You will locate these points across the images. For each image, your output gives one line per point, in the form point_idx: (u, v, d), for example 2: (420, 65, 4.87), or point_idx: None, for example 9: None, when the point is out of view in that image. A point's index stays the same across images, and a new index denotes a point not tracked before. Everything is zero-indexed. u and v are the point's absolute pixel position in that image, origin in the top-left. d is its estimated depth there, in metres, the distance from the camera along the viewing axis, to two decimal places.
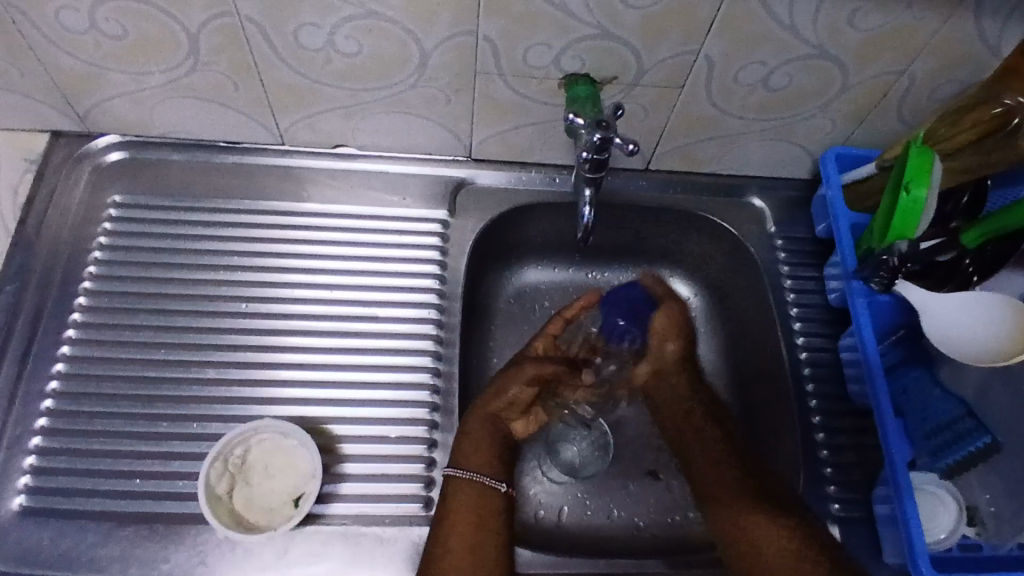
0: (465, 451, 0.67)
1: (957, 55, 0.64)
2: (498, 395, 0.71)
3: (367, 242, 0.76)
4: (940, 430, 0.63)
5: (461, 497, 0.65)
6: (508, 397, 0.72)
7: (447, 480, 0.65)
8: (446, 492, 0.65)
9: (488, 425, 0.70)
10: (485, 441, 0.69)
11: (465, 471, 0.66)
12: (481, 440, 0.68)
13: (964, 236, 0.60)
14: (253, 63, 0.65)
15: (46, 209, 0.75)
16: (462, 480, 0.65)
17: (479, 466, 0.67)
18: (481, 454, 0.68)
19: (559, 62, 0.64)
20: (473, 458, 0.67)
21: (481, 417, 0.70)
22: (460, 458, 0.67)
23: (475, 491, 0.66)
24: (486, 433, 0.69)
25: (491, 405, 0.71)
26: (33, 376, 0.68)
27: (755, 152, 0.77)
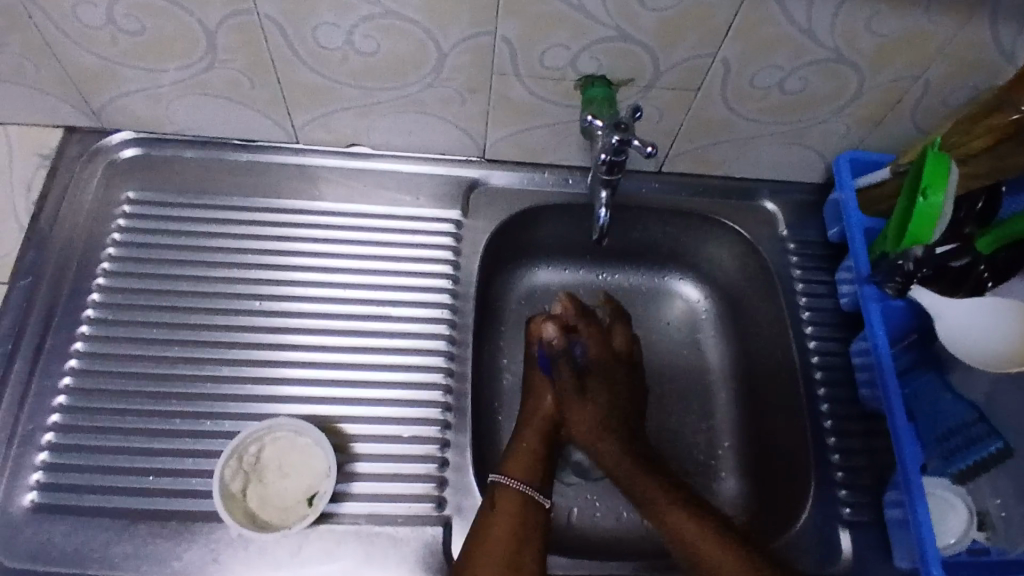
0: (515, 460, 0.68)
1: (972, 61, 0.64)
2: (539, 396, 0.74)
3: (380, 241, 0.76)
4: (951, 434, 0.64)
5: (507, 501, 0.64)
6: (542, 385, 0.75)
7: (495, 487, 0.65)
8: (493, 497, 0.64)
9: (543, 430, 0.71)
10: (537, 446, 0.70)
11: (514, 480, 0.65)
12: (537, 445, 0.70)
13: (978, 241, 0.60)
14: (269, 61, 0.65)
15: (59, 205, 0.75)
16: (511, 487, 0.65)
17: (530, 475, 0.67)
18: (533, 457, 0.68)
19: (575, 63, 0.65)
20: (521, 468, 0.67)
21: (535, 423, 0.72)
22: (507, 468, 0.67)
23: (521, 498, 0.64)
24: (538, 437, 0.71)
25: (542, 406, 0.73)
26: (46, 372, 0.68)
27: (768, 155, 0.77)
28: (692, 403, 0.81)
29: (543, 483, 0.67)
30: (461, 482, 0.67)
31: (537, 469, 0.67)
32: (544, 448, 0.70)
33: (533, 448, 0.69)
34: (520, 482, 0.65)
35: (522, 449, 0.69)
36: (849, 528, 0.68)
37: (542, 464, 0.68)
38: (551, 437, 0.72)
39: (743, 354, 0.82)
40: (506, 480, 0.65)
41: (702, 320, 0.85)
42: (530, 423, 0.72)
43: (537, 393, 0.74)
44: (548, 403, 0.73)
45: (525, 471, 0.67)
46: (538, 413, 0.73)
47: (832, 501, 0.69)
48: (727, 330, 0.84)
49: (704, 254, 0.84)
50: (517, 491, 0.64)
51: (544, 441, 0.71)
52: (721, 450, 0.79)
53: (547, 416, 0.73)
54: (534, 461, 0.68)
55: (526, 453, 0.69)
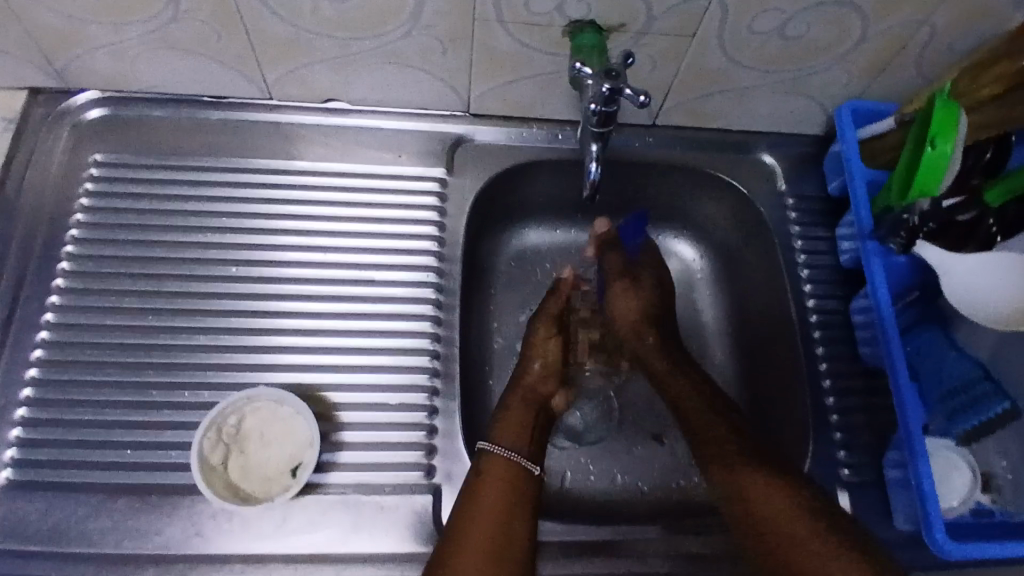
0: (503, 430, 0.65)
1: (983, 2, 0.60)
2: (528, 363, 0.71)
3: (361, 202, 0.73)
4: (956, 394, 0.62)
5: (494, 469, 0.62)
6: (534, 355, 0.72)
7: (482, 455, 0.63)
8: (479, 465, 0.62)
9: (528, 397, 0.69)
10: (525, 414, 0.67)
11: (500, 447, 0.63)
12: (522, 413, 0.67)
13: (988, 194, 0.55)
14: (236, 11, 0.61)
15: (23, 169, 0.71)
16: (499, 456, 0.62)
17: (521, 442, 0.65)
18: (522, 428, 0.66)
19: (564, 8, 0.60)
20: (511, 437, 0.65)
21: (519, 392, 0.69)
22: (496, 435, 0.65)
23: (512, 467, 0.62)
24: (525, 411, 0.68)
25: (529, 374, 0.71)
26: (17, 345, 0.65)
27: (767, 106, 0.73)
28: None
29: (533, 451, 0.65)
30: (450, 450, 0.65)
31: (529, 437, 0.65)
32: (530, 417, 0.67)
33: (518, 416, 0.67)
34: (509, 452, 0.63)
35: (507, 416, 0.67)
36: (847, 489, 0.66)
37: (531, 433, 0.66)
38: (538, 406, 0.69)
39: (740, 314, 0.79)
40: (496, 449, 0.63)
41: (698, 279, 0.83)
42: (517, 386, 0.70)
43: (528, 358, 0.72)
44: (536, 369, 0.71)
45: (516, 439, 0.65)
46: (521, 383, 0.70)
47: (830, 462, 0.68)
48: (724, 290, 0.81)
49: (700, 211, 0.81)
50: (506, 456, 0.63)
51: (529, 408, 0.68)
52: None
53: (531, 384, 0.70)
54: (523, 428, 0.66)
55: (514, 421, 0.66)
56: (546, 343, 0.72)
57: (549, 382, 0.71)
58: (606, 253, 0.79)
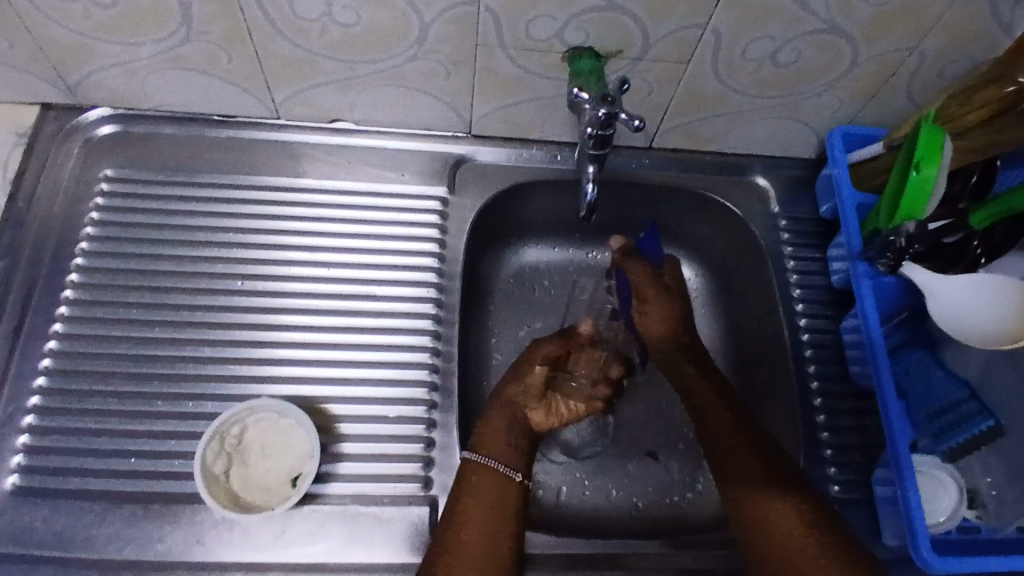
0: (483, 437, 0.66)
1: (968, 32, 0.62)
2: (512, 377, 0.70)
3: (364, 219, 0.75)
4: (943, 413, 0.63)
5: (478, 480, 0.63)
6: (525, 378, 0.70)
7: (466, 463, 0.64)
8: (463, 476, 0.63)
9: (505, 410, 0.68)
10: (502, 425, 0.67)
11: (481, 455, 0.64)
12: (497, 423, 0.67)
13: (972, 217, 0.58)
14: (247, 33, 0.63)
15: (36, 183, 0.73)
16: (480, 465, 0.63)
17: (506, 452, 0.65)
18: (504, 437, 0.66)
19: (563, 34, 0.63)
20: (503, 450, 0.65)
21: (498, 403, 0.68)
22: (482, 443, 0.65)
23: (499, 479, 0.63)
24: (505, 423, 0.67)
25: (507, 387, 0.70)
26: (25, 354, 0.67)
27: (760, 129, 0.76)
28: None
29: (517, 461, 0.65)
30: (448, 463, 0.67)
31: (513, 447, 0.66)
32: (508, 427, 0.67)
33: (494, 426, 0.66)
34: (499, 463, 0.64)
35: (487, 425, 0.67)
36: (838, 505, 0.67)
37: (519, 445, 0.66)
38: (515, 418, 0.68)
39: (735, 332, 0.81)
40: (483, 458, 0.64)
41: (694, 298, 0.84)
42: (500, 395, 0.69)
43: (516, 370, 0.71)
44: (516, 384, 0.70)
45: (499, 447, 0.65)
46: (501, 397, 0.69)
47: (821, 478, 0.69)
48: (719, 309, 0.83)
49: (695, 230, 0.83)
50: (494, 469, 0.63)
51: (506, 419, 0.67)
52: None
53: (507, 398, 0.69)
54: (510, 441, 0.66)
55: (494, 430, 0.66)
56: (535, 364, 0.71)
57: (529, 398, 0.69)
58: (628, 262, 0.76)
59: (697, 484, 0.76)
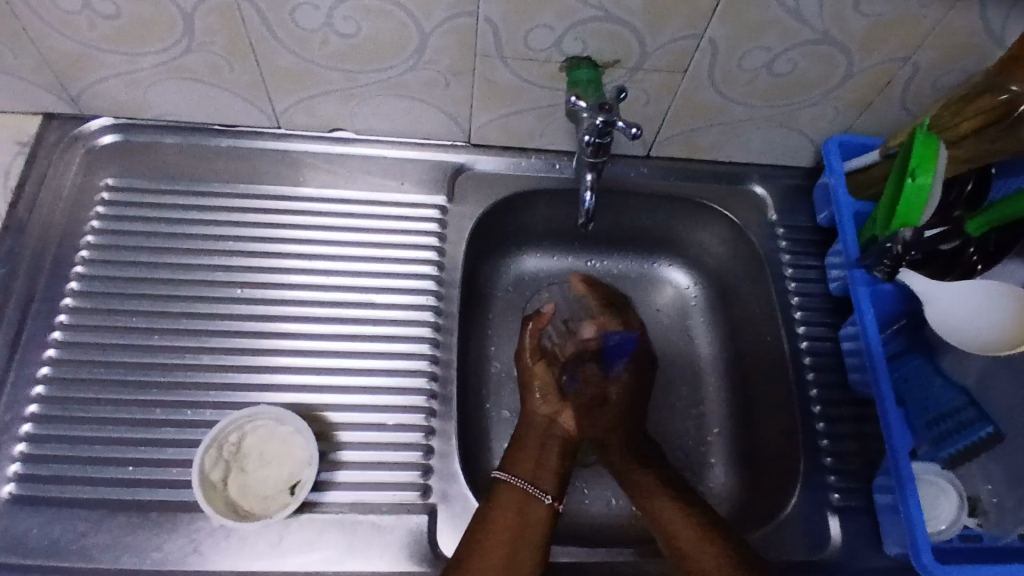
0: (518, 458, 0.67)
1: (962, 44, 0.63)
2: (530, 397, 0.71)
3: (364, 228, 0.75)
4: (943, 419, 0.62)
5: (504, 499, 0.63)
6: (536, 382, 0.71)
7: (496, 483, 0.64)
8: (491, 493, 0.64)
9: (541, 428, 0.69)
10: (543, 447, 0.68)
11: (508, 474, 0.65)
12: (536, 443, 0.68)
13: (970, 223, 0.60)
14: (249, 44, 0.64)
15: (36, 192, 0.73)
16: (507, 482, 0.64)
17: (534, 470, 0.66)
18: (536, 456, 0.67)
19: (561, 45, 0.63)
20: (525, 466, 0.66)
21: (534, 429, 0.69)
22: (510, 464, 0.66)
23: (524, 495, 0.63)
24: (538, 438, 0.68)
25: (536, 407, 0.70)
26: (24, 362, 0.67)
27: (758, 139, 0.76)
28: (682, 393, 0.80)
29: (551, 483, 0.65)
30: (447, 471, 0.66)
31: (545, 467, 0.66)
32: (542, 445, 0.68)
33: (533, 447, 0.67)
34: (519, 478, 0.65)
35: (523, 449, 0.68)
36: (837, 513, 0.67)
37: (548, 467, 0.66)
38: (550, 433, 0.69)
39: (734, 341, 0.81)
40: (505, 476, 0.65)
41: (692, 307, 0.84)
42: (533, 412, 0.70)
43: (527, 387, 0.72)
44: (537, 396, 0.71)
45: (528, 466, 0.66)
46: (532, 417, 0.70)
47: (820, 487, 0.69)
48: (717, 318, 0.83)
49: (693, 238, 0.83)
50: (515, 484, 0.64)
51: (544, 436, 0.69)
52: (711, 436, 0.78)
53: (541, 416, 0.69)
54: (537, 456, 0.67)
55: (529, 451, 0.67)
56: (539, 367, 0.72)
57: (554, 404, 0.70)
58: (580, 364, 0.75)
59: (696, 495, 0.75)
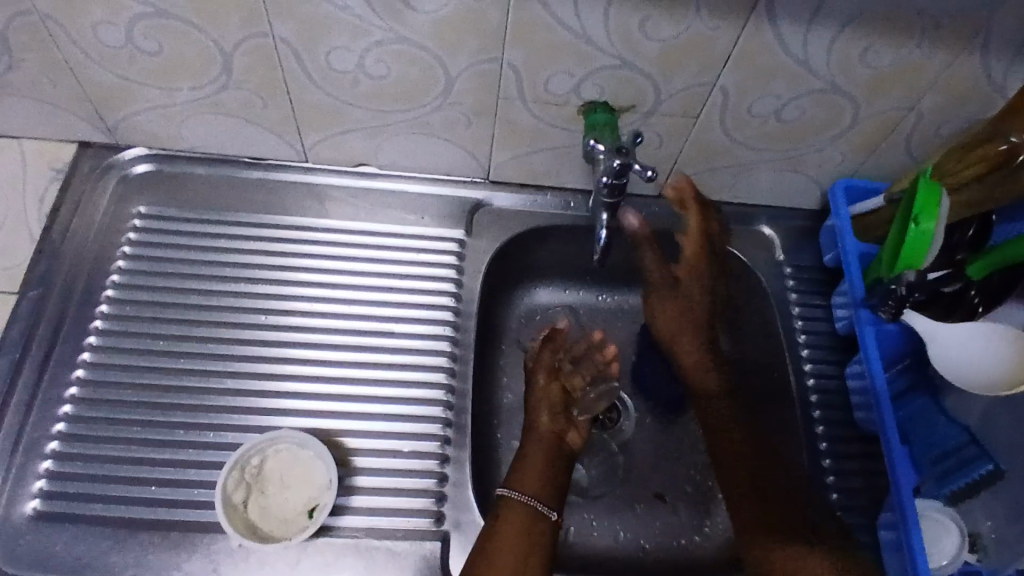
0: (524, 476, 0.66)
1: (963, 94, 0.66)
2: (536, 415, 0.72)
3: (384, 259, 0.78)
4: (947, 456, 0.66)
5: (512, 519, 0.63)
6: (540, 406, 0.72)
7: (502, 500, 0.65)
8: (497, 512, 0.64)
9: (547, 445, 0.70)
10: (549, 464, 0.68)
11: (517, 492, 0.65)
12: (543, 461, 0.68)
13: (971, 266, 0.61)
14: (283, 83, 0.67)
15: (71, 217, 0.76)
16: (517, 501, 0.64)
17: (540, 488, 0.66)
18: (542, 474, 0.67)
19: (580, 90, 0.67)
20: (531, 483, 0.66)
21: (541, 445, 0.70)
22: (515, 481, 0.66)
23: (530, 514, 0.63)
24: (545, 455, 0.69)
25: (542, 424, 0.71)
26: (53, 382, 0.69)
27: (767, 181, 0.79)
28: (692, 427, 0.82)
29: (551, 497, 0.66)
30: (460, 498, 0.68)
31: (549, 485, 0.66)
32: (549, 463, 0.68)
33: (539, 465, 0.68)
34: (526, 496, 0.65)
35: (528, 464, 0.68)
36: None
37: (552, 482, 0.67)
38: (558, 451, 0.70)
39: None
40: (514, 494, 0.65)
41: None
42: (540, 428, 0.71)
43: (534, 408, 0.72)
44: (546, 417, 0.71)
45: (537, 487, 0.66)
46: (538, 431, 0.70)
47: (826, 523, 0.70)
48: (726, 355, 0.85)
49: None
50: (523, 501, 0.64)
51: (550, 454, 0.69)
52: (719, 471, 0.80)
53: (550, 432, 0.70)
54: (544, 476, 0.67)
55: (535, 468, 0.67)
56: (550, 386, 0.73)
57: (560, 421, 0.72)
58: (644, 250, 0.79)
59: (704, 528, 0.77)
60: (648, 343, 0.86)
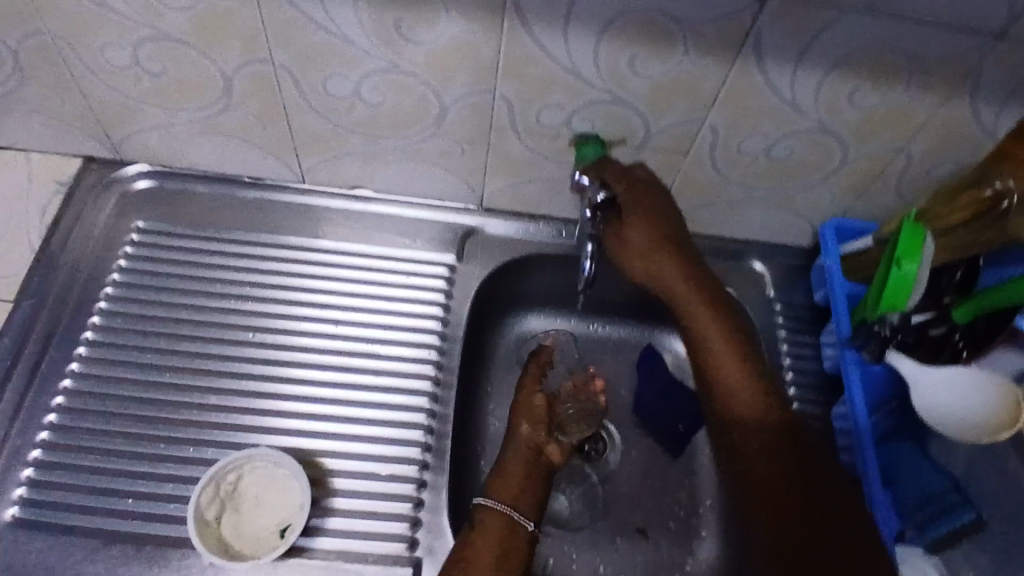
0: (503, 483, 0.66)
1: (954, 136, 0.66)
2: (516, 424, 0.70)
3: (375, 282, 0.78)
4: (929, 502, 0.63)
5: (489, 526, 0.63)
6: (520, 417, 0.71)
7: (479, 508, 0.64)
8: (474, 519, 0.64)
9: (526, 456, 0.68)
10: (527, 475, 0.67)
11: (494, 500, 0.64)
12: (521, 472, 0.67)
13: (955, 309, 0.61)
14: (281, 107, 0.69)
15: (71, 229, 0.78)
16: (492, 508, 0.64)
17: (518, 496, 0.65)
18: (519, 484, 0.66)
19: (571, 122, 0.68)
20: (507, 491, 0.65)
21: (519, 454, 0.68)
22: (493, 490, 0.66)
23: (506, 523, 0.63)
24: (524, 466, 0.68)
25: (522, 434, 0.70)
26: (41, 390, 0.70)
27: (758, 218, 0.79)
28: (679, 461, 0.81)
29: (529, 509, 0.65)
30: (435, 524, 0.67)
31: (526, 496, 0.66)
32: (528, 474, 0.67)
33: (518, 475, 0.67)
34: (503, 504, 0.64)
35: (506, 472, 0.67)
36: None
37: (529, 493, 0.66)
38: (537, 462, 0.68)
39: None
40: (491, 503, 0.64)
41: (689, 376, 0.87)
42: (519, 436, 0.69)
43: (515, 419, 0.71)
44: (524, 428, 0.70)
45: (514, 495, 0.65)
46: (517, 441, 0.69)
47: None
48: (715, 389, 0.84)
49: None
50: (499, 509, 0.64)
51: (529, 464, 0.68)
52: (703, 507, 0.79)
53: (529, 444, 0.69)
54: (522, 486, 0.66)
55: (512, 480, 0.66)
56: (534, 397, 0.73)
57: (541, 432, 0.70)
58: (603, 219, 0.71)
59: (684, 566, 0.76)
60: (636, 374, 0.86)
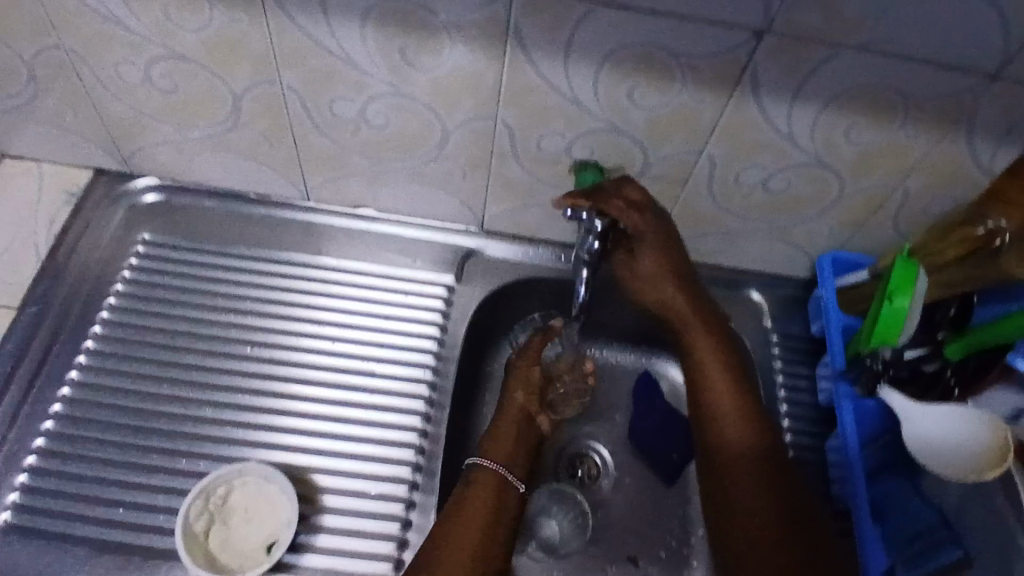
0: (496, 444, 0.71)
1: (950, 174, 0.67)
2: (511, 393, 0.75)
3: (373, 301, 0.79)
4: (918, 538, 0.62)
5: (482, 484, 0.67)
6: (515, 387, 0.76)
7: (472, 466, 0.69)
8: (468, 479, 0.68)
9: (519, 418, 0.74)
10: (519, 437, 0.73)
11: (489, 461, 0.69)
12: (514, 432, 0.72)
13: (948, 347, 0.62)
14: (288, 127, 0.70)
15: (78, 239, 0.79)
16: (486, 465, 0.68)
17: (511, 457, 0.70)
18: (512, 447, 0.71)
19: (571, 150, 0.69)
20: (501, 451, 0.70)
21: (513, 418, 0.73)
22: (487, 449, 0.70)
23: (499, 481, 0.68)
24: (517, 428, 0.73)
25: (515, 399, 0.75)
26: (40, 397, 0.71)
27: (756, 249, 0.80)
28: (671, 490, 0.81)
29: (520, 471, 0.70)
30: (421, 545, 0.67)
31: (517, 458, 0.71)
32: (519, 435, 0.73)
33: (510, 433, 0.72)
34: (497, 464, 0.69)
35: (499, 434, 0.72)
36: None
37: (520, 451, 0.72)
38: (527, 427, 0.74)
39: None
40: (484, 462, 0.69)
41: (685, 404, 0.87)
42: (513, 400, 0.75)
43: (508, 390, 0.76)
44: (518, 395, 0.75)
45: (507, 456, 0.70)
46: (510, 404, 0.74)
47: None
48: None
49: None
50: (493, 471, 0.68)
51: (521, 426, 0.73)
52: (695, 537, 0.78)
53: (521, 408, 0.74)
54: (515, 446, 0.71)
55: (505, 440, 0.71)
56: (529, 370, 0.77)
57: (534, 402, 0.76)
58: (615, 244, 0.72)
59: None
60: (631, 400, 0.86)
